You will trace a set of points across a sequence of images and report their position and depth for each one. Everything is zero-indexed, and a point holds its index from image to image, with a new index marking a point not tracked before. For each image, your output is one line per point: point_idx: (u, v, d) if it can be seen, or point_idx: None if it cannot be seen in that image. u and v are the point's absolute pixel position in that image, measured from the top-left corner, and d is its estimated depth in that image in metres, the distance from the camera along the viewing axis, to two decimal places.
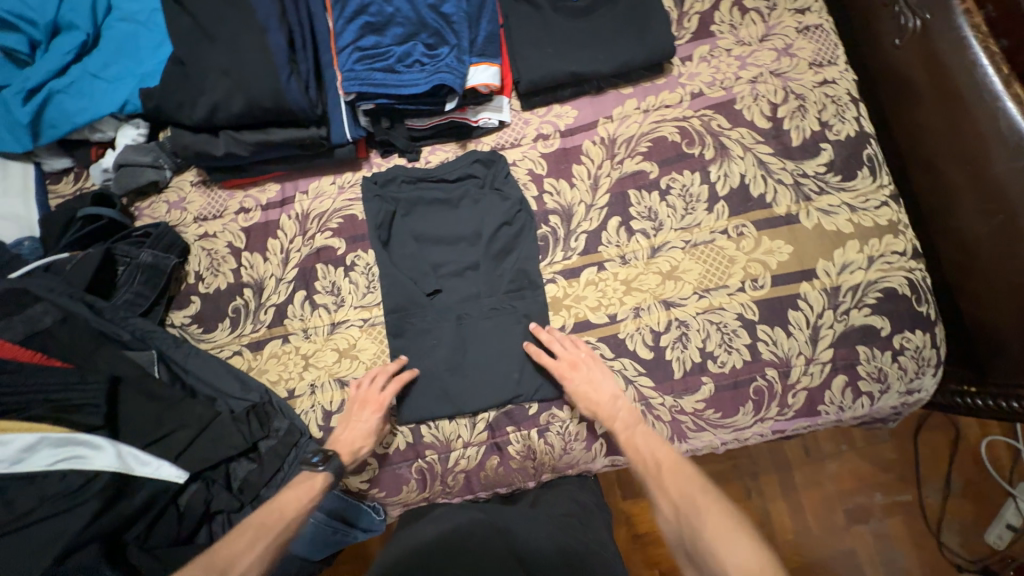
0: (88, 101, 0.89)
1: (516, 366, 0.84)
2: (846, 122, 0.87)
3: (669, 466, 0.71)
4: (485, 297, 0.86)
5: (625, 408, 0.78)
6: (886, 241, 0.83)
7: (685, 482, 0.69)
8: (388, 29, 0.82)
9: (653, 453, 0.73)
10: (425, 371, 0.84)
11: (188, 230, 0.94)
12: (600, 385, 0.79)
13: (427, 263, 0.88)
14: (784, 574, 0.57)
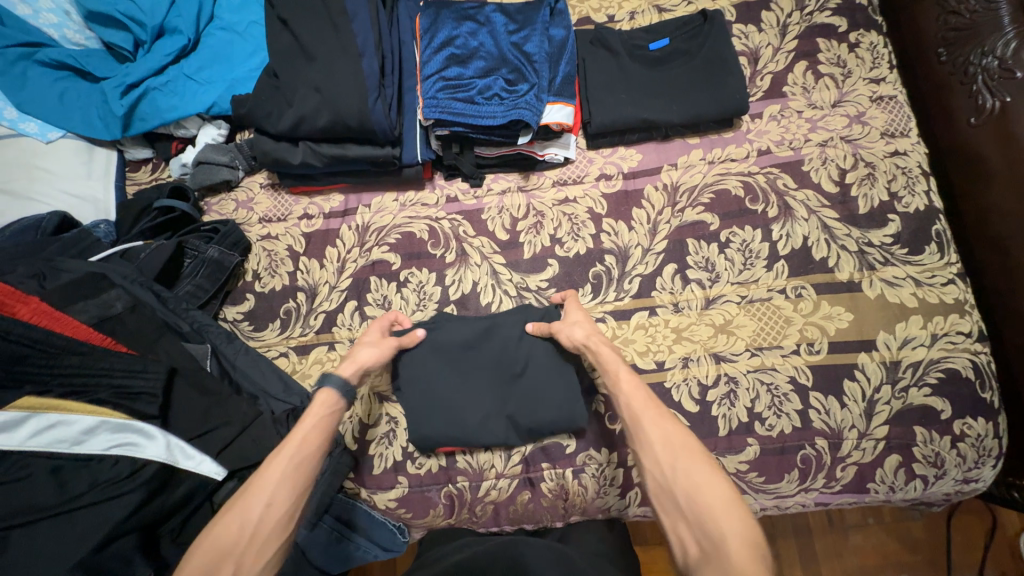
0: (179, 100, 0.94)
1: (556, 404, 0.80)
2: (916, 195, 0.86)
3: (643, 402, 0.64)
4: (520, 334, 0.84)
5: (607, 342, 0.75)
6: (952, 320, 0.81)
7: (643, 401, 0.64)
8: (471, 62, 0.85)
9: (625, 383, 0.67)
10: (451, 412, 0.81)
11: (252, 230, 0.97)
12: (586, 326, 0.77)
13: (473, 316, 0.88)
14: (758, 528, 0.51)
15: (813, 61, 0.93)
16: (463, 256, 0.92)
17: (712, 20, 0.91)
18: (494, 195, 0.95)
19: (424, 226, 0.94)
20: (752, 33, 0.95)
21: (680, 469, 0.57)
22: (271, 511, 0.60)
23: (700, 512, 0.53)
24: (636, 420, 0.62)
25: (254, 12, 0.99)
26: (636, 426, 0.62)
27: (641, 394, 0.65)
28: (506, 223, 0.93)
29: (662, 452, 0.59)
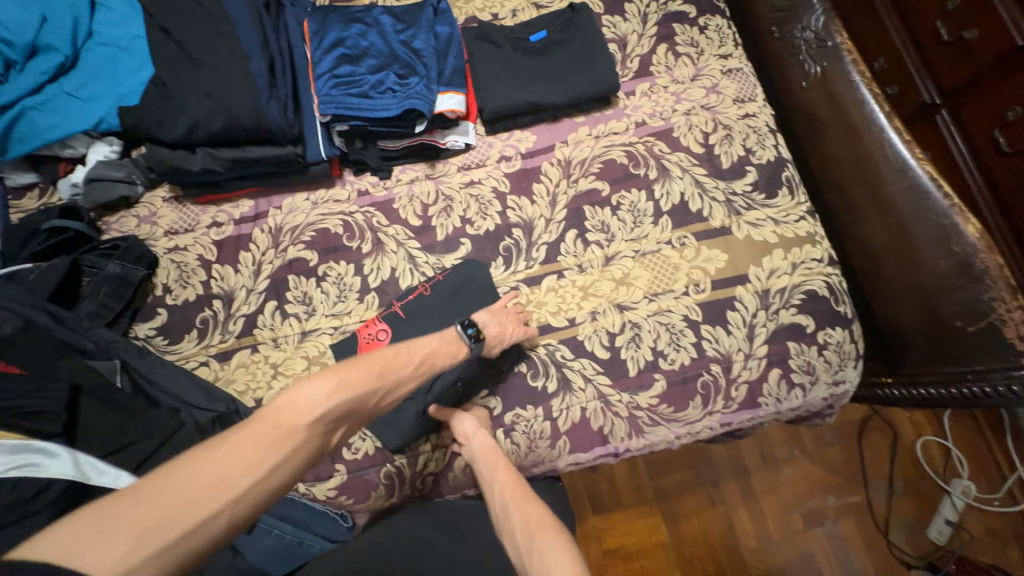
0: (61, 118, 0.91)
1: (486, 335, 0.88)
2: (766, 148, 1.00)
3: (517, 498, 0.71)
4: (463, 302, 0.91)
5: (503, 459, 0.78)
6: (806, 250, 0.95)
7: (515, 490, 0.73)
8: (362, 60, 0.90)
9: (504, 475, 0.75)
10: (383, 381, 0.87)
11: (158, 244, 0.96)
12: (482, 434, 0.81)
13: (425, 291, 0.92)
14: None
15: (672, 43, 1.06)
16: (379, 245, 0.96)
17: (580, 12, 1.02)
18: (403, 185, 0.99)
19: (338, 221, 0.97)
20: (618, 22, 1.07)
21: (536, 551, 0.62)
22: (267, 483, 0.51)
23: None
24: (506, 508, 0.70)
25: (136, 25, 0.97)
26: (505, 515, 0.70)
27: (516, 494, 0.72)
28: (418, 210, 0.98)
29: (521, 537, 0.65)
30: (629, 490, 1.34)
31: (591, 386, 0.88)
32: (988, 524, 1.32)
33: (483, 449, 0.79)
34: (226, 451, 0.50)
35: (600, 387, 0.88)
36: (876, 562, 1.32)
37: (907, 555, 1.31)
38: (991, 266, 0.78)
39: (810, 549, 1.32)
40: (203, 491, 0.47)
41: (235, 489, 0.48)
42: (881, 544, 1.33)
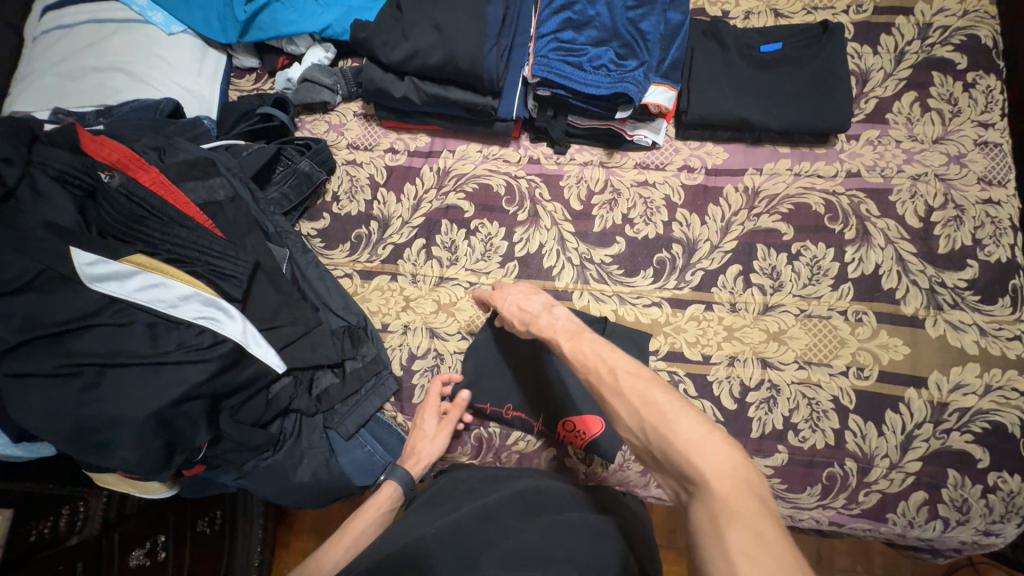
0: (296, 16, 0.99)
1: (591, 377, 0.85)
2: (1000, 246, 0.85)
3: (619, 370, 0.58)
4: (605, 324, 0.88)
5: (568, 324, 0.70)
6: (1009, 375, 0.80)
7: (604, 367, 0.59)
8: (585, 29, 0.87)
9: (591, 352, 0.62)
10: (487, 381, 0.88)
11: (339, 153, 1.02)
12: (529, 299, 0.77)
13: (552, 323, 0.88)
14: (754, 470, 0.48)
15: (923, 94, 0.92)
16: (535, 218, 0.95)
17: (830, 33, 0.90)
18: (575, 165, 0.97)
19: (502, 181, 0.97)
20: (866, 54, 0.94)
21: (655, 430, 0.52)
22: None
23: (681, 465, 0.49)
24: (599, 393, 0.58)
25: None
26: (599, 398, 0.58)
27: (604, 372, 0.58)
28: (582, 194, 0.95)
29: (629, 416, 0.54)
30: None
31: None
32: None
33: (637, 371, 0.57)
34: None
35: None
36: None
37: None
38: None
39: None
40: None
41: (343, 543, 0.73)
42: None
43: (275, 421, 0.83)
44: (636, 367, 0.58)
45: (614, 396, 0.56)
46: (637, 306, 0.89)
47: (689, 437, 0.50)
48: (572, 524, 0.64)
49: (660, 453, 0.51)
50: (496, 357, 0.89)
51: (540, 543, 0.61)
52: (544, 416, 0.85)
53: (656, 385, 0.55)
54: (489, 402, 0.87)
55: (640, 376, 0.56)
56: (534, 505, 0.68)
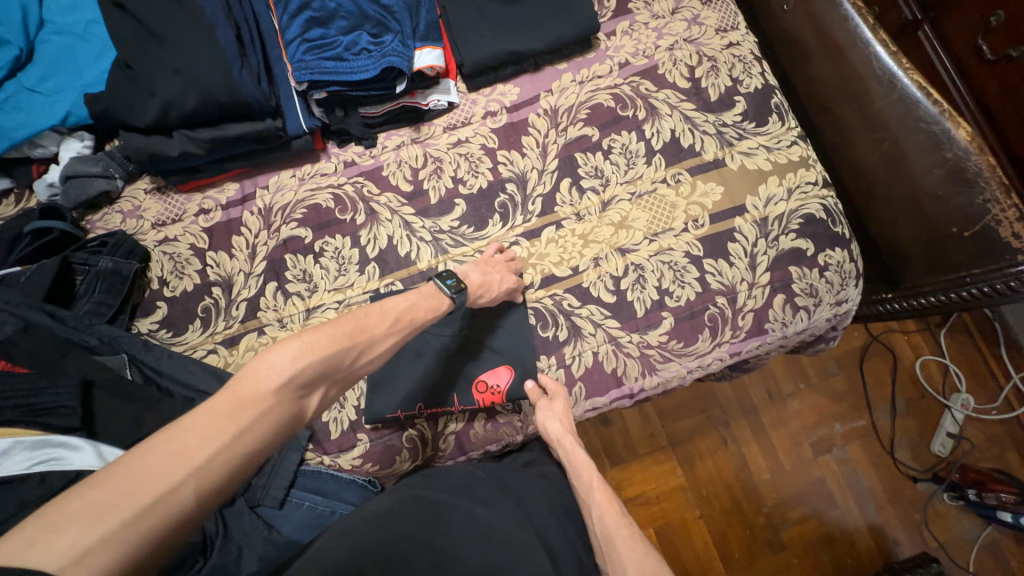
0: (26, 116, 0.87)
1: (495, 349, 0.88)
2: (753, 77, 0.99)
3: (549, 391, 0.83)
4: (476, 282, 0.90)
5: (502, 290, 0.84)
6: (801, 174, 0.95)
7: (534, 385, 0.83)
8: (332, 23, 0.86)
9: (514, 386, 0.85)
10: (403, 390, 0.85)
11: (147, 237, 0.93)
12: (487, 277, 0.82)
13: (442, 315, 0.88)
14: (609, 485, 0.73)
15: None
16: (373, 215, 0.94)
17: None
18: (389, 151, 0.97)
19: (328, 195, 0.95)
20: None
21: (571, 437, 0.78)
22: (298, 372, 0.52)
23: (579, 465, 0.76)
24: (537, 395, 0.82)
25: (90, 9, 0.90)
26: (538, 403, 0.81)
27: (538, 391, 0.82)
28: (407, 175, 0.96)
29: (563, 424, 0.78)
30: (642, 438, 1.35)
31: (602, 330, 0.89)
32: (987, 432, 1.35)
33: (549, 426, 0.78)
34: (193, 422, 0.45)
35: (610, 330, 0.89)
36: (884, 480, 1.33)
37: (913, 469, 1.33)
38: (983, 168, 0.81)
39: (820, 476, 1.33)
40: (167, 462, 0.43)
41: (198, 456, 0.44)
42: (888, 462, 1.34)
43: None
44: (554, 415, 0.79)
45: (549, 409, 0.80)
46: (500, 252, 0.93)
47: (589, 485, 0.71)
48: (480, 520, 0.68)
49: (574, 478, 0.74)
50: (400, 367, 0.86)
51: (460, 545, 0.63)
52: (458, 391, 0.86)
53: (560, 434, 0.77)
54: (401, 404, 0.84)
55: (550, 428, 0.78)
56: (470, 494, 0.74)
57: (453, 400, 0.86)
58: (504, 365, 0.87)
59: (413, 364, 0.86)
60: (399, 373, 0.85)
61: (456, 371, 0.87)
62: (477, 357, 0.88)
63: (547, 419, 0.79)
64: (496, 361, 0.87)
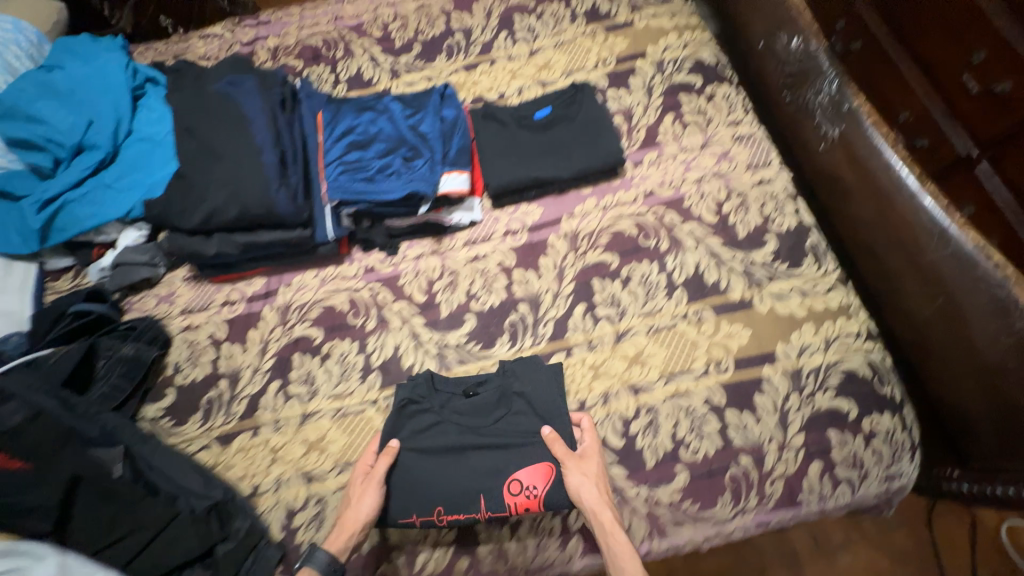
0: (96, 208, 0.97)
1: (532, 448, 0.78)
2: (786, 215, 0.95)
3: (579, 457, 0.77)
4: (515, 373, 0.85)
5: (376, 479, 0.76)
6: (840, 323, 0.87)
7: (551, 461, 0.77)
8: (371, 146, 0.93)
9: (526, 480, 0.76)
10: (427, 489, 0.77)
11: (173, 322, 0.98)
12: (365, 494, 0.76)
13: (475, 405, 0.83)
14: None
15: (678, 113, 1.06)
16: (384, 322, 0.95)
17: (581, 89, 1.05)
18: (409, 261, 0.99)
19: (345, 297, 0.97)
20: (623, 95, 1.09)
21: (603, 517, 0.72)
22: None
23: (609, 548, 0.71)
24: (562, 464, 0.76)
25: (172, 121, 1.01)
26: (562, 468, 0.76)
27: (573, 457, 0.77)
28: (423, 285, 0.97)
29: (591, 496, 0.73)
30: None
31: None
32: None
33: (582, 491, 0.74)
34: None
35: (615, 479, 0.81)
36: None
37: None
38: None
39: None
40: None
41: None
42: None
43: None
44: (579, 472, 0.75)
45: (575, 473, 0.75)
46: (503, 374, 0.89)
47: (619, 554, 0.70)
48: None
49: (606, 553, 0.71)
50: (433, 459, 0.79)
51: None
52: (485, 493, 0.75)
53: (593, 500, 0.73)
54: (415, 507, 0.76)
55: (582, 493, 0.73)
56: None
57: (478, 506, 0.75)
58: (544, 463, 0.77)
59: (439, 458, 0.79)
60: (426, 463, 0.78)
61: (484, 465, 0.78)
62: (507, 451, 0.78)
63: (575, 479, 0.74)
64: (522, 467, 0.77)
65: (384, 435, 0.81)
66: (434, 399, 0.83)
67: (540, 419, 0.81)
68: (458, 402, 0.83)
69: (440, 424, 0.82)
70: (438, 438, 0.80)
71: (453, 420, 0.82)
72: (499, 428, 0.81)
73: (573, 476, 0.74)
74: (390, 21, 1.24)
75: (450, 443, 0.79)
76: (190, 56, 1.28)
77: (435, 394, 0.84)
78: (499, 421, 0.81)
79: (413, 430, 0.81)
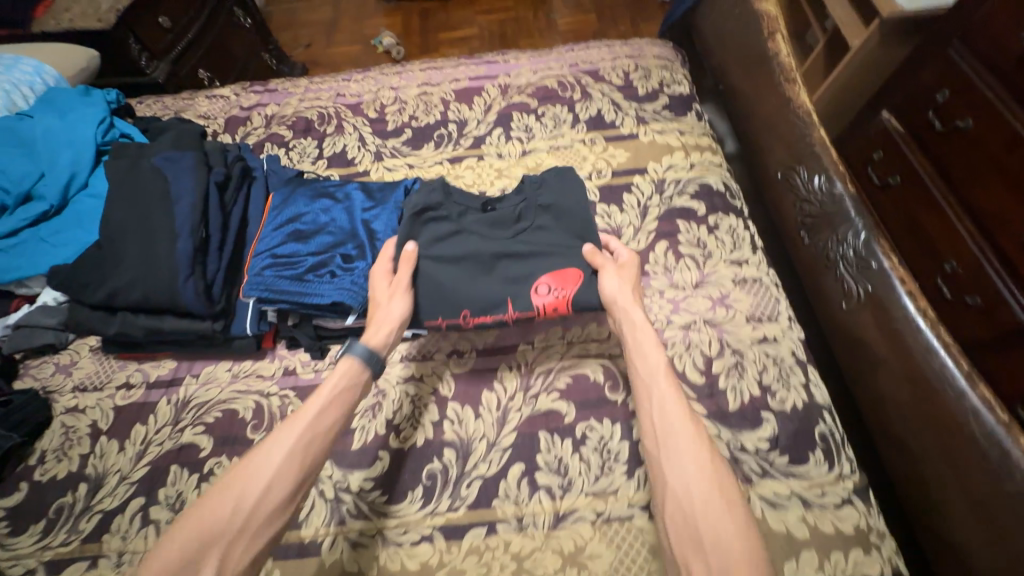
0: (23, 261, 0.89)
1: (568, 243, 0.81)
2: (791, 389, 0.76)
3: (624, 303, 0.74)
4: (540, 195, 0.85)
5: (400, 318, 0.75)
6: (854, 559, 0.64)
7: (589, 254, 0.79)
8: (312, 237, 0.83)
9: (558, 279, 0.78)
10: (456, 266, 0.80)
11: (61, 399, 0.86)
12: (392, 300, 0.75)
13: (505, 216, 0.84)
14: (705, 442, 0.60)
15: (673, 241, 0.92)
16: None
17: (561, 171, 0.88)
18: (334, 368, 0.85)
19: (250, 403, 0.83)
20: (614, 212, 0.97)
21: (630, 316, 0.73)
22: (270, 497, 0.59)
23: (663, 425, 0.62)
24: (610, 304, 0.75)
25: None
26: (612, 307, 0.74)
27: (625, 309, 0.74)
28: None
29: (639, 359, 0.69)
30: None
31: None
32: None
33: (610, 289, 0.75)
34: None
35: None
36: None
37: None
38: None
39: None
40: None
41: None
42: None
43: None
44: (613, 278, 0.76)
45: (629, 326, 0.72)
46: (403, 546, 0.69)
47: (654, 366, 0.68)
48: None
49: (638, 362, 0.69)
50: (465, 239, 0.82)
51: None
52: (513, 297, 0.78)
53: (616, 293, 0.75)
54: (444, 311, 0.78)
55: (606, 287, 0.75)
56: None
57: (506, 306, 0.77)
58: (574, 269, 0.78)
59: (466, 241, 0.82)
60: (457, 253, 0.80)
61: (512, 274, 0.79)
62: (535, 257, 0.80)
63: (607, 275, 0.76)
64: (542, 275, 0.78)
65: (400, 237, 0.81)
66: (449, 208, 0.85)
67: (572, 243, 0.82)
68: (475, 213, 0.85)
69: (461, 241, 0.82)
70: (474, 262, 0.80)
71: (475, 235, 0.82)
72: (523, 238, 0.82)
73: (608, 275, 0.76)
74: (388, 103, 1.21)
75: (472, 250, 0.80)
76: (189, 114, 1.27)
77: (452, 202, 0.86)
78: (519, 233, 0.83)
79: (430, 238, 0.82)
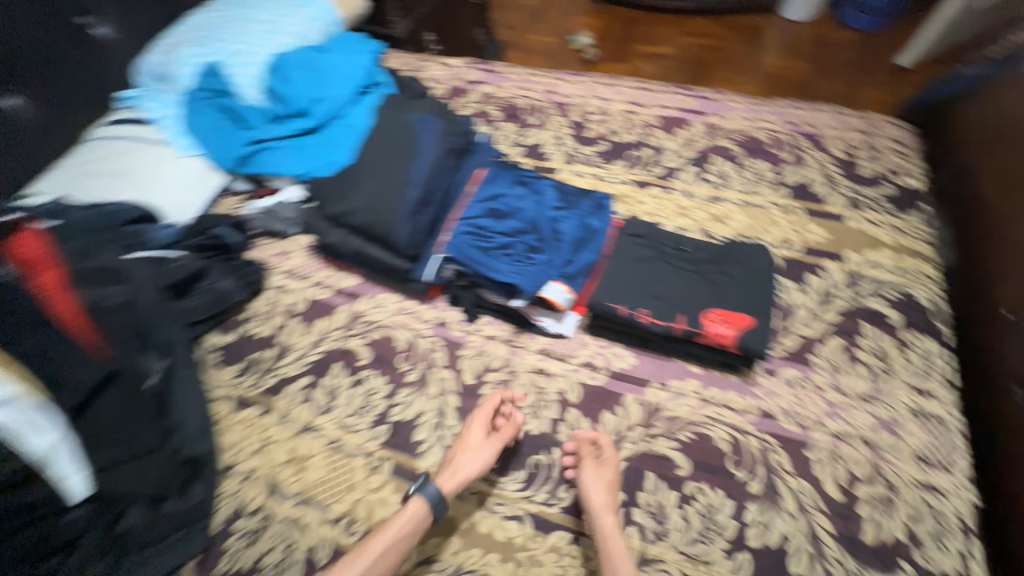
0: (284, 162, 1.14)
1: (740, 291, 0.86)
2: (944, 552, 0.69)
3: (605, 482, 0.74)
4: (726, 250, 0.92)
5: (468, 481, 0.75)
6: None
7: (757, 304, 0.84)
8: (506, 220, 0.93)
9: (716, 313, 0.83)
10: (646, 286, 0.87)
11: (274, 274, 1.07)
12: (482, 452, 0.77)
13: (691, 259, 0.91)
14: None
15: (851, 343, 0.85)
16: (423, 382, 0.90)
17: (744, 244, 0.92)
18: (480, 336, 0.94)
19: (406, 337, 0.96)
20: (792, 289, 0.92)
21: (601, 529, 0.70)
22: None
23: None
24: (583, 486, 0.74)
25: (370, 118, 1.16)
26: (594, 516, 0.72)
27: (602, 500, 0.73)
28: (477, 368, 0.91)
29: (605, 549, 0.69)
30: None
31: None
32: None
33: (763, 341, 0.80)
34: None
35: None
36: None
37: None
38: None
39: None
40: None
41: None
42: None
43: (51, 557, 0.72)
44: (593, 480, 0.74)
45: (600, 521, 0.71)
46: (495, 514, 0.77)
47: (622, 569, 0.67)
48: None
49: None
50: (656, 259, 0.90)
51: None
52: (684, 312, 0.83)
53: (598, 499, 0.73)
54: (627, 302, 0.85)
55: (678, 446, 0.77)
56: None
57: (676, 318, 0.83)
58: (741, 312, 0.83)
59: (662, 265, 0.89)
60: (643, 278, 0.88)
61: (686, 295, 0.85)
62: (710, 291, 0.86)
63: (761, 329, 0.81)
64: (712, 309, 0.84)
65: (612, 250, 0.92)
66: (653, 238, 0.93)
67: (744, 304, 0.84)
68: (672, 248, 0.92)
69: (651, 265, 0.89)
70: (654, 282, 0.87)
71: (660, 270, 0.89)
72: (704, 274, 0.88)
73: (584, 472, 0.75)
74: (592, 112, 1.26)
75: (661, 271, 0.88)
76: (420, 73, 1.45)
77: (659, 233, 0.94)
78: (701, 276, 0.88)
79: (638, 254, 0.91)
